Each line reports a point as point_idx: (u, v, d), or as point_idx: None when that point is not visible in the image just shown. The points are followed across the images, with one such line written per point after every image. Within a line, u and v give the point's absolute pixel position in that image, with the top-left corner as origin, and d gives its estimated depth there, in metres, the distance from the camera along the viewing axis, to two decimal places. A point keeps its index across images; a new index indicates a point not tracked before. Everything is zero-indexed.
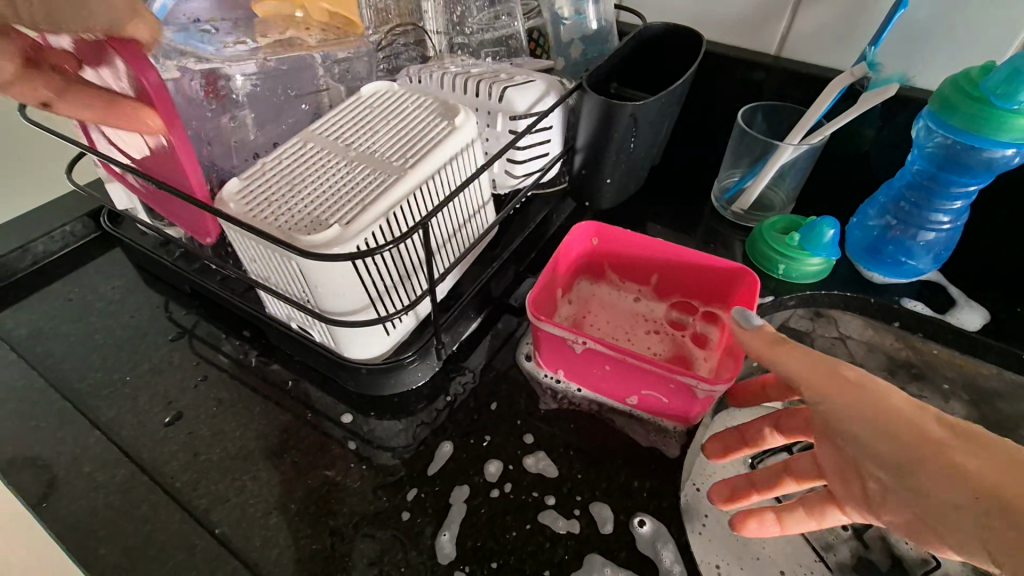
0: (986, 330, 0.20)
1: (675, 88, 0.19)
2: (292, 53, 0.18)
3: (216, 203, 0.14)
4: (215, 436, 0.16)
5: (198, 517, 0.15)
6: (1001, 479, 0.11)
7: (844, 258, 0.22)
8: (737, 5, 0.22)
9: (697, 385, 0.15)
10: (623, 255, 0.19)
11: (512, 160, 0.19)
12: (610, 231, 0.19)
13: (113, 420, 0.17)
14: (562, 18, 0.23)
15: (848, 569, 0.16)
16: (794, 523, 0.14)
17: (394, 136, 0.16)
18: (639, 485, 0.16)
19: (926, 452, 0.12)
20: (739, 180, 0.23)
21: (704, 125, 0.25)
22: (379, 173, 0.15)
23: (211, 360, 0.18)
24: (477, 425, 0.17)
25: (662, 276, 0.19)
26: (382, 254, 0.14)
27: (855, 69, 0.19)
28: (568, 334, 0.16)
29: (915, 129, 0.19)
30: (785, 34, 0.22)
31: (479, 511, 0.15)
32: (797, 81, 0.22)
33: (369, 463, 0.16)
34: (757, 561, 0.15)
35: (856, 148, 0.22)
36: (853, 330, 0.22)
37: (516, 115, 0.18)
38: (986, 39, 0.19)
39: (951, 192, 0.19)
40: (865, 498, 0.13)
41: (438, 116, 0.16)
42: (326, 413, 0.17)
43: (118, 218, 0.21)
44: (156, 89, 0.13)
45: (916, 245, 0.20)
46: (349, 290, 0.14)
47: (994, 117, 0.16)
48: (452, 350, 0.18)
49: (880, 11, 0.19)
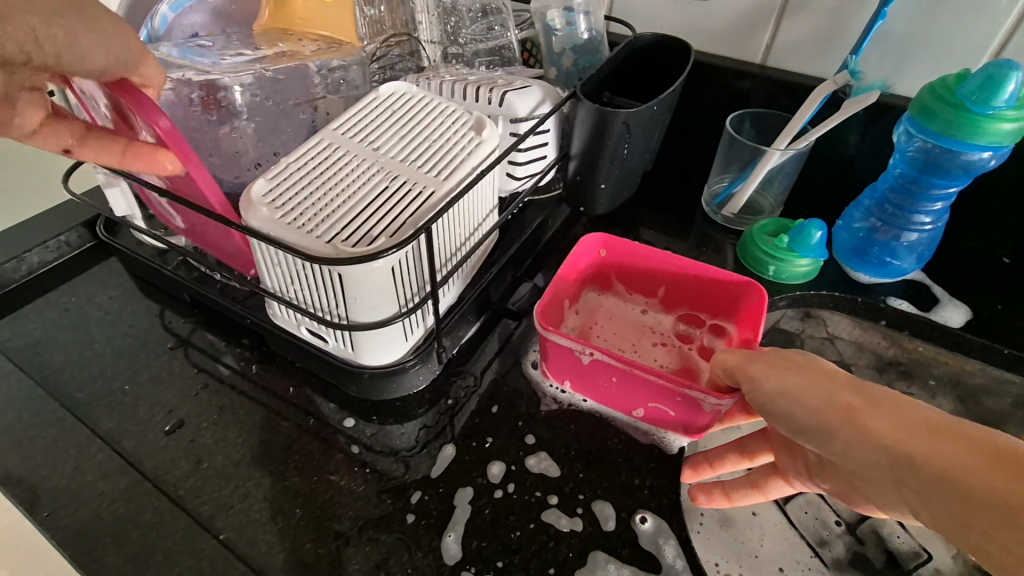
0: (968, 326, 0.21)
1: (666, 95, 0.20)
2: (289, 63, 0.18)
3: (243, 207, 0.14)
4: (218, 443, 0.16)
5: (202, 523, 0.15)
6: (901, 435, 0.11)
7: (832, 259, 0.22)
8: (723, 16, 0.22)
9: (703, 398, 0.15)
10: (630, 267, 0.20)
11: (511, 163, 0.20)
12: (619, 243, 0.19)
13: (114, 429, 0.17)
14: (554, 29, 0.23)
15: (844, 565, 0.17)
16: (741, 497, 0.15)
17: (423, 145, 0.16)
18: (640, 483, 0.16)
19: (833, 417, 0.12)
20: (728, 185, 0.24)
21: (694, 132, 0.25)
22: (414, 183, 0.15)
23: (211, 368, 0.18)
24: (479, 428, 0.17)
25: (670, 287, 0.20)
26: (414, 263, 0.15)
27: (838, 78, 0.20)
28: (582, 346, 0.16)
29: (895, 134, 0.20)
30: (770, 44, 0.22)
31: (483, 512, 0.15)
32: (783, 89, 0.23)
33: (372, 467, 0.16)
34: (754, 558, 0.16)
35: (841, 153, 0.23)
36: (841, 330, 0.22)
37: (517, 119, 0.19)
38: (961, 48, 0.20)
39: (932, 195, 0.20)
40: (806, 469, 0.14)
41: (464, 128, 0.16)
42: (329, 419, 0.17)
43: (115, 227, 0.21)
44: (168, 132, 0.14)
45: (900, 246, 0.21)
46: (383, 301, 0.14)
47: (973, 121, 0.17)
48: (453, 353, 0.19)
49: (860, 22, 0.20)
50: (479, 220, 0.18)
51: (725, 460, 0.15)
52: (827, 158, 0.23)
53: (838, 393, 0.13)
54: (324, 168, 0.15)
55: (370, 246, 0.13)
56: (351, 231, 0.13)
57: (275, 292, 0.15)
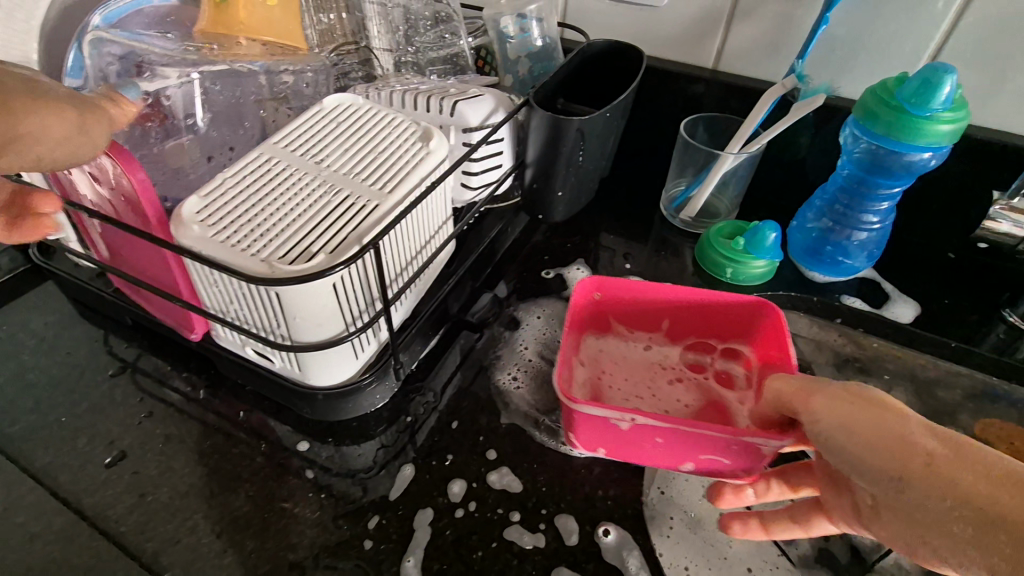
0: (917, 321, 0.21)
1: (619, 101, 0.20)
2: (232, 74, 0.17)
3: (174, 225, 0.13)
4: (163, 474, 0.16)
5: (146, 561, 0.14)
6: (995, 494, 0.10)
7: (787, 260, 0.23)
8: (674, 22, 0.23)
9: (765, 444, 0.14)
10: (624, 304, 0.18)
11: (466, 173, 0.19)
12: (611, 283, 0.18)
13: (49, 465, 0.16)
14: (508, 37, 0.23)
15: (810, 562, 0.15)
16: (779, 529, 0.14)
17: (367, 156, 0.15)
18: (603, 494, 0.16)
19: (910, 464, 0.11)
20: (685, 189, 0.24)
21: (650, 138, 0.26)
22: (356, 196, 0.14)
23: (156, 395, 0.17)
24: (439, 445, 0.16)
25: (672, 320, 0.19)
26: (360, 279, 0.14)
27: (785, 82, 0.20)
28: (621, 415, 0.14)
29: (843, 137, 0.20)
30: (720, 50, 0.23)
31: (444, 534, 0.15)
32: (735, 92, 0.23)
33: (328, 491, 0.15)
34: (723, 561, 0.15)
35: (792, 155, 0.23)
36: (801, 328, 0.21)
37: (469, 127, 0.18)
38: (900, 52, 0.20)
39: (878, 194, 0.20)
40: (856, 513, 0.12)
41: (410, 140, 0.16)
42: (282, 443, 0.16)
43: (51, 249, 0.20)
44: (143, 188, 0.14)
45: (851, 245, 0.21)
46: (328, 319, 0.14)
47: (912, 123, 0.17)
48: (412, 368, 0.18)
49: (805, 27, 0.21)
50: (433, 232, 0.17)
51: (770, 489, 0.15)
52: (781, 159, 0.24)
53: (913, 437, 0.11)
54: (265, 183, 0.14)
55: (310, 263, 0.13)
56: (290, 248, 0.13)
57: (216, 313, 0.14)
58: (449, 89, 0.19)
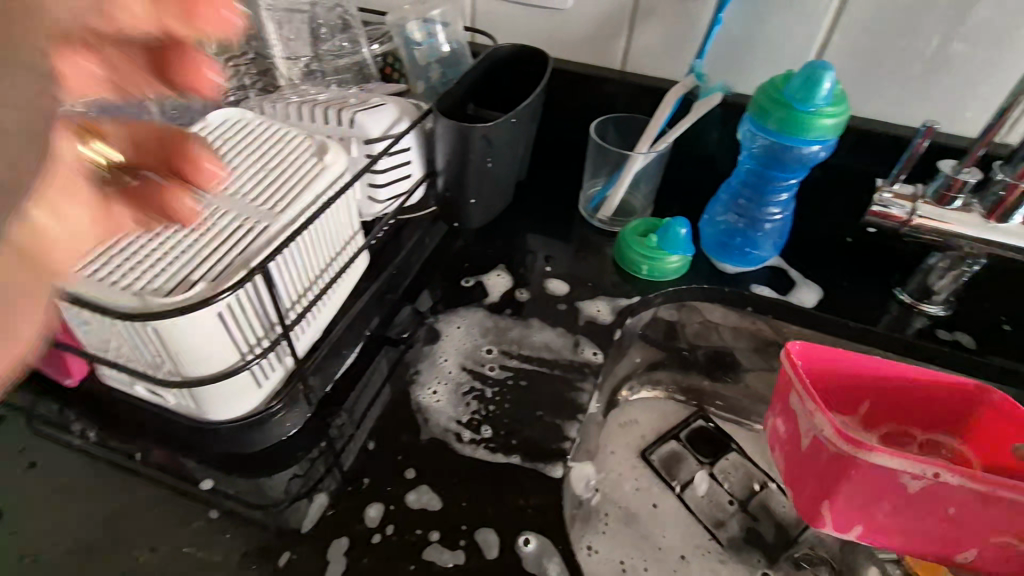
0: (821, 303, 0.22)
1: (526, 104, 0.20)
2: None
3: None
4: (52, 531, 0.14)
5: None
6: None
7: (701, 253, 0.23)
8: (581, 25, 0.23)
9: None
10: (838, 376, 0.19)
11: (372, 184, 0.19)
12: (814, 351, 0.19)
13: None
14: (415, 43, 0.23)
15: (738, 540, 0.21)
16: None
17: (256, 172, 0.15)
18: (525, 502, 0.16)
19: None
20: (601, 189, 0.24)
21: (565, 138, 0.26)
22: (243, 215, 0.14)
23: (53, 441, 0.16)
24: (356, 469, 0.16)
25: (871, 402, 0.20)
26: (252, 299, 0.13)
27: (686, 81, 0.21)
28: (916, 471, 0.16)
29: (741, 133, 0.21)
30: (627, 50, 0.23)
31: (359, 562, 0.14)
32: (646, 91, 0.23)
33: (233, 530, 0.15)
34: (660, 548, 0.20)
35: (701, 149, 0.24)
36: (715, 316, 0.23)
37: (370, 139, 0.18)
38: (793, 45, 0.21)
39: (778, 186, 0.21)
40: None
41: (309, 153, 0.15)
42: (187, 478, 0.15)
43: None
44: None
45: (759, 236, 0.22)
46: (218, 350, 0.13)
47: (799, 119, 0.18)
48: (327, 393, 0.18)
49: (703, 26, 0.22)
50: (340, 248, 0.17)
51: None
52: (690, 156, 0.24)
53: None
54: None
55: (187, 293, 0.12)
56: (165, 280, 0.12)
57: (100, 354, 0.14)
58: (349, 98, 0.19)
